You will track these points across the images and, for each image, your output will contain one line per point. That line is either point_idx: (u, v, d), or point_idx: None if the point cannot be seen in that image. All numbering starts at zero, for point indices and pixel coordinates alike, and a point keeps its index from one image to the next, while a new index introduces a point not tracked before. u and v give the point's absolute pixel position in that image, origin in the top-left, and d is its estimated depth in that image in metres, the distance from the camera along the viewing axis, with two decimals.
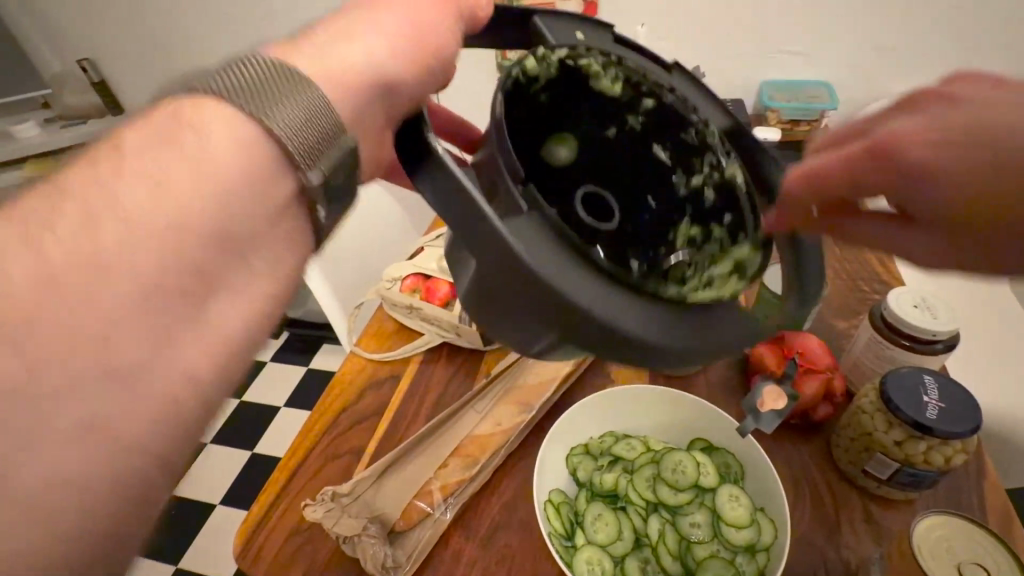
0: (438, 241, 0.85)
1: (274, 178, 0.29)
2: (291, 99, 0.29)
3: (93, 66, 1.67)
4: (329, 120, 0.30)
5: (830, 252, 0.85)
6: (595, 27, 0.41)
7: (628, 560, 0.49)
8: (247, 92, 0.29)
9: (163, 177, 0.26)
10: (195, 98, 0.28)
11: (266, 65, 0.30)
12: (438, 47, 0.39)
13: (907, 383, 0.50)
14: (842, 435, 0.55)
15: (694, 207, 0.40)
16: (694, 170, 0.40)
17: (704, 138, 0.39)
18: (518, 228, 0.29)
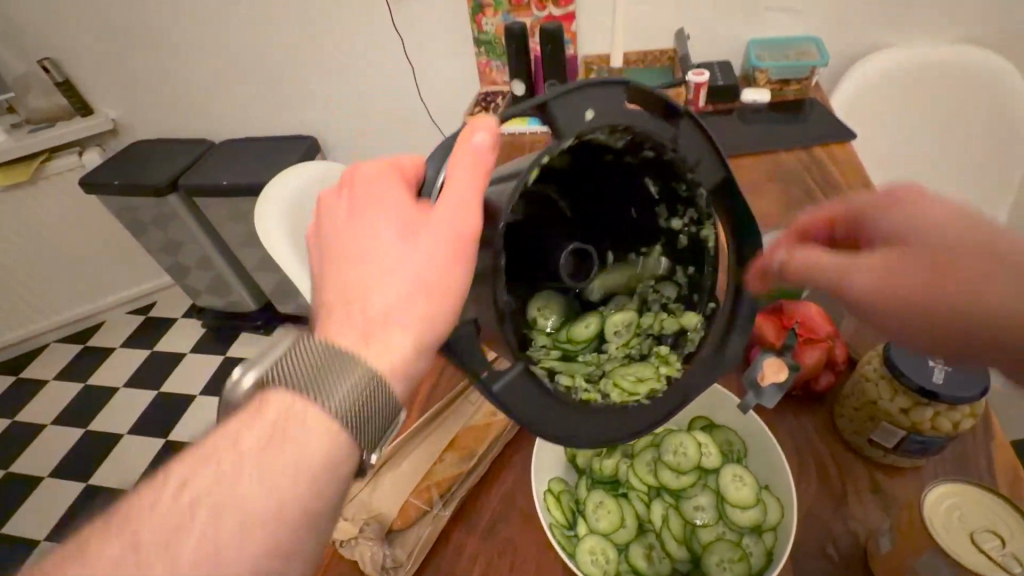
0: None
1: (346, 456, 0.38)
2: (348, 385, 0.37)
3: (55, 66, 1.60)
4: (381, 396, 0.38)
5: None
6: (611, 86, 0.35)
7: (632, 547, 0.47)
8: (307, 383, 0.37)
9: (267, 477, 0.35)
10: (277, 396, 0.37)
11: (325, 356, 0.38)
12: (461, 233, 0.38)
13: (911, 348, 0.48)
14: (845, 405, 0.54)
15: (672, 249, 0.44)
16: (676, 214, 0.42)
17: (693, 195, 0.40)
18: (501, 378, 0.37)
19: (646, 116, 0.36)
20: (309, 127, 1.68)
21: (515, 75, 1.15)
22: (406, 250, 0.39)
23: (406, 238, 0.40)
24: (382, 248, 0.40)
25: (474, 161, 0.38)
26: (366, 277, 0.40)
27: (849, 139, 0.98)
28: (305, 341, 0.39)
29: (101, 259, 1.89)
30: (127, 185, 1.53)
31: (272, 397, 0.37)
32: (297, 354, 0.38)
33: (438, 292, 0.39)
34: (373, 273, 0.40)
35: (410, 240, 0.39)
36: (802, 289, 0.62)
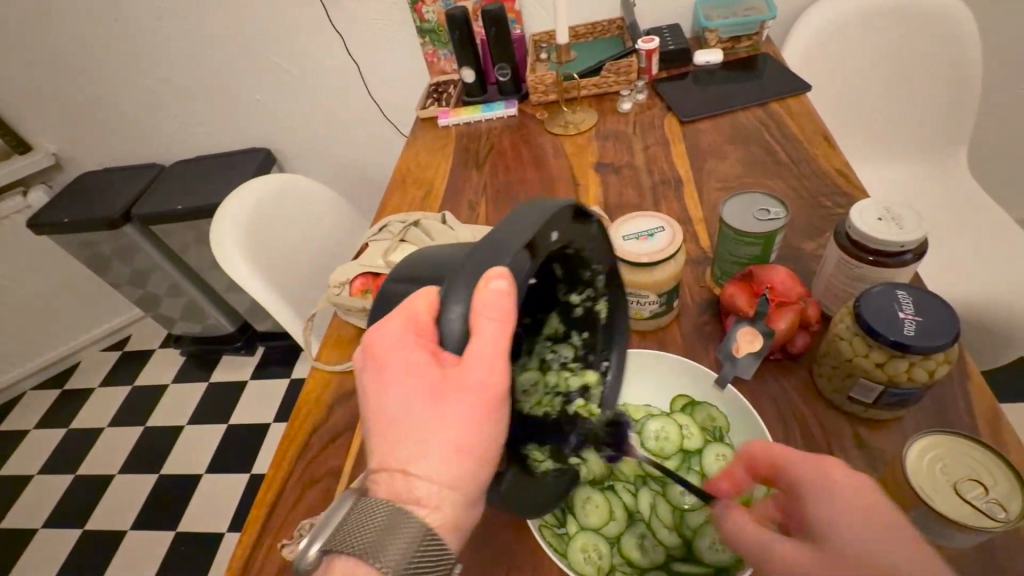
0: (382, 235, 0.78)
1: None
2: (399, 542, 0.36)
3: None
4: (434, 547, 0.37)
5: (787, 172, 0.82)
6: (561, 211, 0.38)
7: (625, 539, 0.46)
8: (364, 543, 0.36)
9: None
10: (344, 560, 0.36)
11: (390, 517, 0.36)
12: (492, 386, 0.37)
13: (880, 302, 0.47)
14: (823, 365, 0.54)
15: (561, 317, 0.46)
16: (576, 289, 0.45)
17: (592, 277, 0.44)
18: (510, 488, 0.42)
19: (580, 230, 0.40)
20: (261, 138, 1.62)
21: (462, 63, 1.12)
22: (442, 408, 0.37)
23: (436, 397, 0.37)
24: (416, 414, 0.38)
25: (500, 315, 0.33)
26: (410, 444, 0.38)
27: (804, 90, 0.96)
28: (359, 500, 0.38)
29: (65, 299, 1.83)
30: (79, 221, 1.47)
31: (340, 562, 0.37)
32: (353, 515, 0.37)
33: (482, 431, 0.38)
34: (407, 430, 0.38)
35: (443, 398, 0.37)
36: (769, 253, 0.61)
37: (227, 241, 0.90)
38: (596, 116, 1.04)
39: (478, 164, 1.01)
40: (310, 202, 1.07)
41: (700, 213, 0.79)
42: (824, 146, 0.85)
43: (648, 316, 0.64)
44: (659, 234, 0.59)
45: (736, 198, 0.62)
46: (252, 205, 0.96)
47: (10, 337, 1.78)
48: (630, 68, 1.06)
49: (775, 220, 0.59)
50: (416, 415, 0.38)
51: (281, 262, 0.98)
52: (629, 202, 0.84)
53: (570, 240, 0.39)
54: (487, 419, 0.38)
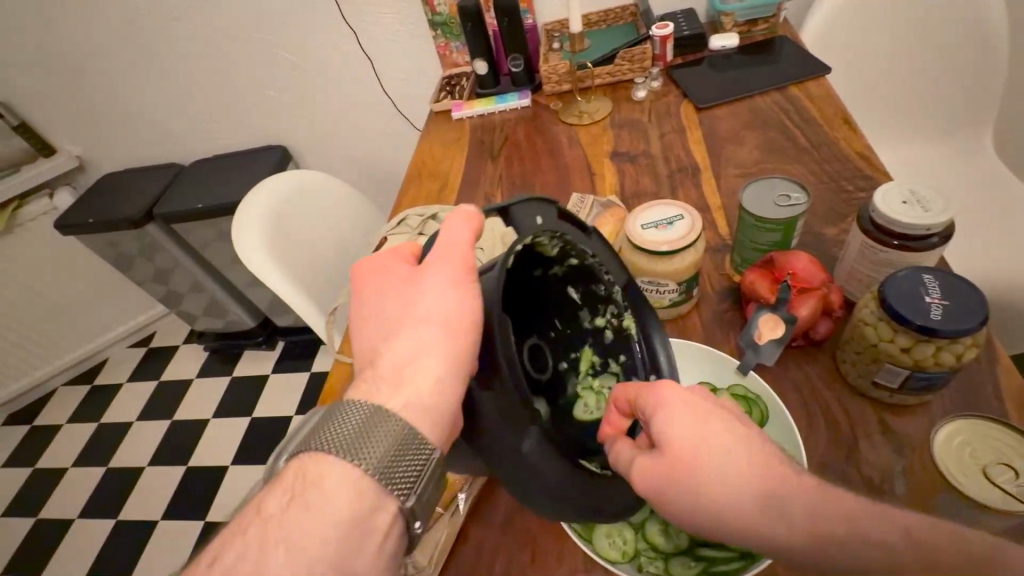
0: (401, 228, 0.79)
1: (379, 507, 0.39)
2: (378, 441, 0.39)
3: (9, 111, 1.58)
4: (412, 444, 0.39)
5: (806, 157, 0.81)
6: (541, 203, 0.43)
7: (649, 525, 0.46)
8: (348, 447, 0.39)
9: (300, 537, 0.37)
10: (312, 459, 0.39)
11: (370, 416, 0.40)
12: (461, 277, 0.43)
13: (906, 286, 0.47)
14: (847, 350, 0.53)
15: (593, 345, 0.48)
16: (598, 313, 0.48)
17: (609, 294, 0.47)
18: (535, 467, 0.37)
19: (576, 232, 0.44)
20: (277, 135, 1.64)
21: (475, 55, 1.12)
22: (412, 309, 0.44)
23: (413, 291, 0.45)
24: (397, 307, 0.45)
25: (467, 225, 0.46)
26: (389, 336, 0.45)
27: (823, 72, 0.95)
28: (343, 406, 0.41)
29: (91, 297, 1.88)
30: (103, 221, 1.51)
31: (311, 463, 0.39)
32: (336, 420, 0.40)
33: (458, 314, 0.40)
34: (392, 333, 0.45)
35: (415, 292, 0.45)
36: (790, 239, 0.60)
37: (250, 236, 0.91)
38: (610, 105, 1.03)
39: (492, 156, 1.02)
40: (328, 199, 1.09)
41: (719, 200, 0.79)
42: (845, 128, 0.83)
43: (667, 305, 0.63)
44: (679, 222, 0.59)
45: (756, 184, 0.62)
46: (268, 204, 0.97)
47: (41, 334, 1.83)
48: (644, 55, 1.04)
49: (796, 206, 0.59)
50: (393, 312, 0.45)
51: (301, 258, 0.99)
52: (646, 190, 0.84)
53: (572, 243, 0.44)
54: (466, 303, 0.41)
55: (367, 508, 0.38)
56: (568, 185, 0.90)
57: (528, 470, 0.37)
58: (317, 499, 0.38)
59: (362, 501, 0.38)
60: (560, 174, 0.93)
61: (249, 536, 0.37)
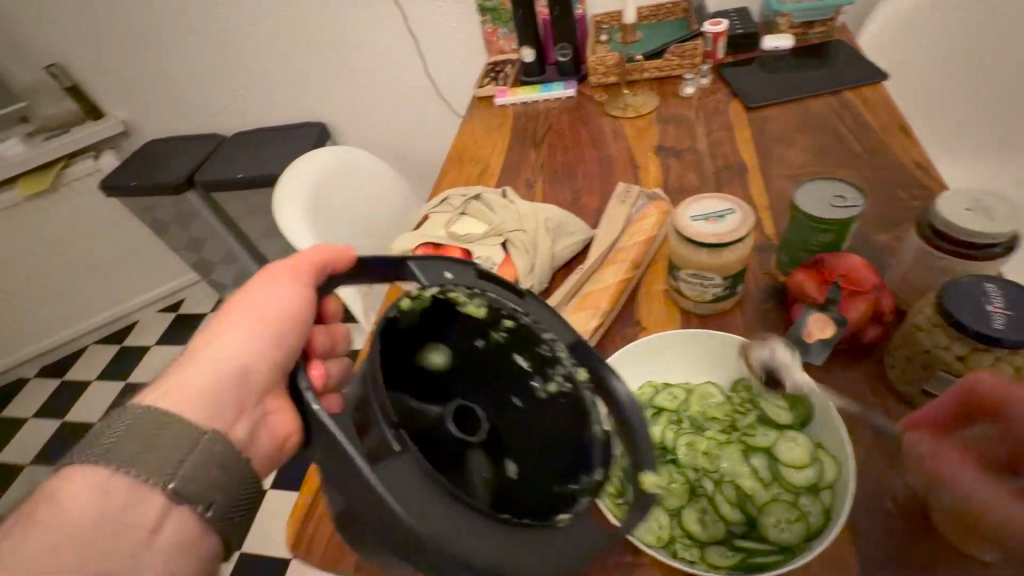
0: (444, 206, 0.79)
1: (140, 498, 0.38)
2: (145, 443, 0.39)
3: (62, 71, 1.63)
4: (172, 437, 0.40)
5: (860, 162, 0.79)
6: (462, 267, 0.45)
7: (685, 512, 0.46)
8: (120, 451, 0.38)
9: (40, 557, 0.35)
10: (76, 471, 0.38)
11: (145, 415, 0.40)
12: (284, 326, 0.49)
13: (968, 293, 0.46)
14: (897, 356, 0.53)
15: (540, 416, 0.44)
16: (549, 378, 0.44)
17: (554, 354, 0.43)
18: (388, 468, 0.34)
19: (498, 292, 0.44)
20: (318, 113, 1.66)
21: (523, 41, 1.12)
22: (229, 336, 0.48)
23: (236, 321, 0.49)
24: (223, 337, 0.48)
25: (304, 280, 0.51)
26: (200, 363, 0.46)
27: (880, 79, 0.93)
28: (126, 410, 0.41)
29: (127, 260, 1.93)
30: (146, 185, 1.54)
31: (76, 473, 0.38)
32: (111, 428, 0.40)
33: (257, 366, 0.48)
34: (208, 354, 0.47)
35: (238, 320, 0.49)
36: (843, 240, 0.59)
37: (294, 206, 0.93)
38: (657, 100, 1.02)
39: (535, 143, 1.02)
40: (369, 178, 1.11)
41: (767, 200, 0.78)
42: (901, 136, 0.81)
43: (710, 300, 0.63)
44: (730, 216, 0.58)
45: (809, 184, 0.61)
46: (307, 182, 0.98)
47: (77, 292, 1.89)
48: (695, 51, 1.03)
49: (852, 207, 0.58)
50: (214, 344, 0.48)
51: (341, 234, 1.00)
52: (690, 186, 0.83)
53: (495, 305, 0.43)
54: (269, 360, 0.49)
55: (130, 499, 0.38)
56: (611, 177, 0.90)
57: (381, 479, 0.33)
58: (62, 504, 0.37)
59: (120, 496, 0.38)
60: (603, 165, 0.92)
61: (10, 541, 0.36)
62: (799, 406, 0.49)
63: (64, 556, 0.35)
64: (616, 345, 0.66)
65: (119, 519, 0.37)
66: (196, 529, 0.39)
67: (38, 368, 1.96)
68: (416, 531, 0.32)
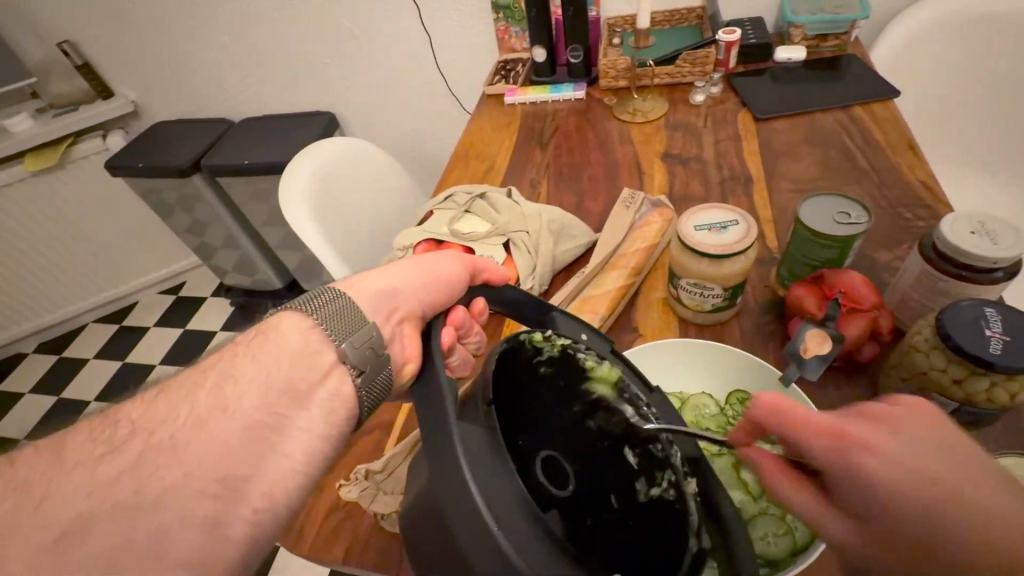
0: (448, 203, 0.79)
1: (320, 353, 0.41)
2: (340, 312, 0.42)
3: (74, 49, 1.62)
4: (351, 312, 0.43)
5: (866, 178, 0.79)
6: (597, 337, 0.46)
7: None
8: (323, 317, 0.42)
9: (238, 375, 0.40)
10: (286, 315, 0.43)
11: (346, 304, 0.43)
12: (446, 289, 0.47)
13: (966, 316, 0.46)
14: (892, 376, 0.53)
15: (636, 514, 0.37)
16: (654, 483, 0.39)
17: (666, 457, 0.40)
18: (470, 443, 0.32)
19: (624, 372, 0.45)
20: (327, 102, 1.66)
21: (535, 40, 1.12)
22: (393, 268, 0.46)
23: (409, 261, 0.47)
24: (393, 269, 0.46)
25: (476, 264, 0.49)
26: (366, 279, 0.45)
27: (890, 96, 0.92)
28: (329, 292, 0.44)
29: (130, 240, 1.93)
30: (152, 167, 1.54)
31: (287, 318, 0.42)
32: (318, 301, 0.43)
33: (411, 300, 0.44)
34: (372, 278, 0.45)
35: (407, 260, 0.47)
36: (845, 257, 0.59)
37: (298, 194, 0.94)
38: (666, 106, 1.02)
39: (542, 143, 1.02)
40: (376, 170, 1.11)
41: (771, 212, 0.77)
42: (908, 154, 0.81)
43: (708, 310, 0.63)
44: (733, 227, 0.58)
45: (816, 199, 0.61)
46: (312, 172, 0.98)
47: (78, 270, 1.90)
48: (707, 59, 1.03)
49: (856, 225, 0.58)
50: (382, 275, 0.45)
51: (345, 225, 1.01)
52: (695, 194, 0.83)
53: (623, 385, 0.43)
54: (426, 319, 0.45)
55: (313, 350, 0.41)
56: (616, 181, 0.89)
57: (464, 449, 0.31)
58: (274, 342, 0.41)
59: (304, 348, 0.41)
60: (609, 169, 0.92)
61: (219, 364, 0.41)
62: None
63: (244, 385, 0.39)
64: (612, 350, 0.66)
65: (289, 369, 0.40)
66: (349, 397, 0.41)
67: (38, 343, 1.97)
68: (514, 560, 0.29)
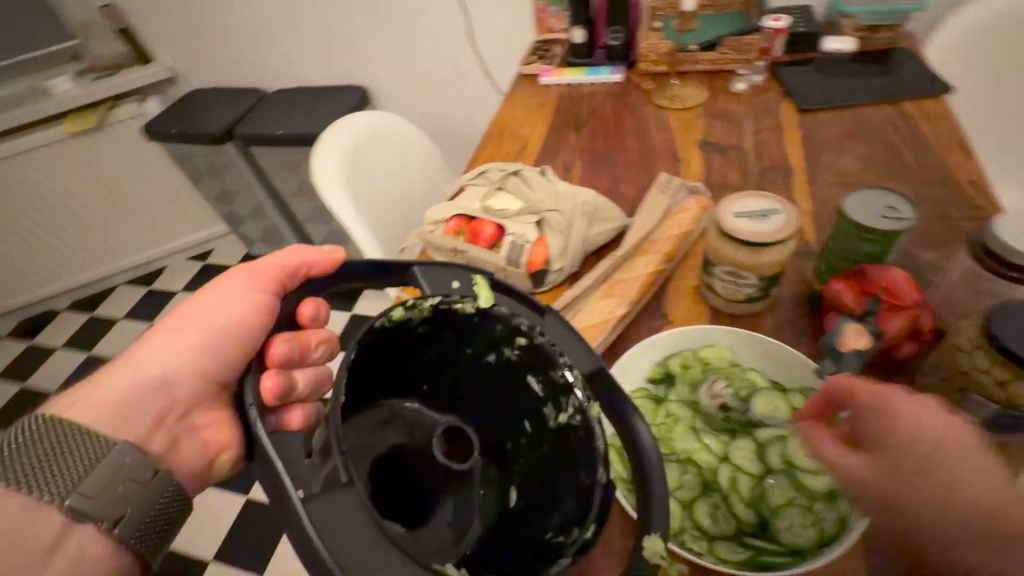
0: (481, 179, 0.79)
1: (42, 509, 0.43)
2: (55, 468, 0.43)
3: (115, 14, 1.67)
4: (77, 461, 0.44)
5: (912, 175, 0.77)
6: (471, 277, 0.44)
7: (697, 505, 0.46)
8: (38, 477, 0.42)
9: None
10: None
11: (121, 395, 0.53)
12: (237, 336, 0.59)
13: (1019, 319, 0.44)
14: (930, 376, 0.52)
15: (557, 442, 0.44)
16: (561, 409, 0.42)
17: (566, 383, 0.41)
18: (329, 514, 0.32)
19: (508, 302, 0.43)
20: (360, 77, 1.66)
21: (574, 21, 1.10)
22: (175, 341, 0.58)
23: (185, 333, 0.58)
24: (177, 344, 0.58)
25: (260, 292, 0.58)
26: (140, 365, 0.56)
27: (943, 92, 0.89)
28: (48, 423, 0.45)
29: (161, 204, 1.97)
30: (186, 133, 1.57)
31: None
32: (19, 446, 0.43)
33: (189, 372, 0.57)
34: (158, 358, 0.57)
35: (180, 332, 0.58)
36: (888, 253, 0.58)
37: (332, 163, 0.95)
38: (705, 94, 0.99)
39: (576, 126, 1.00)
40: (408, 144, 1.11)
41: (809, 205, 0.76)
42: (959, 153, 0.78)
43: (742, 300, 0.62)
44: (774, 217, 0.56)
45: (861, 192, 0.59)
46: (344, 145, 0.98)
47: (111, 232, 1.95)
48: (752, 46, 1.01)
49: (902, 220, 0.56)
50: (175, 353, 0.57)
51: (375, 199, 1.01)
52: (732, 183, 0.82)
53: (508, 313, 0.42)
54: (206, 377, 0.59)
55: (28, 515, 0.42)
56: (651, 167, 0.88)
57: (314, 515, 0.31)
58: None
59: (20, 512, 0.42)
60: (644, 155, 0.91)
61: None
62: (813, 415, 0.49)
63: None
64: (641, 335, 0.65)
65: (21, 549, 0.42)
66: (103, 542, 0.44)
67: (72, 300, 2.03)
68: None
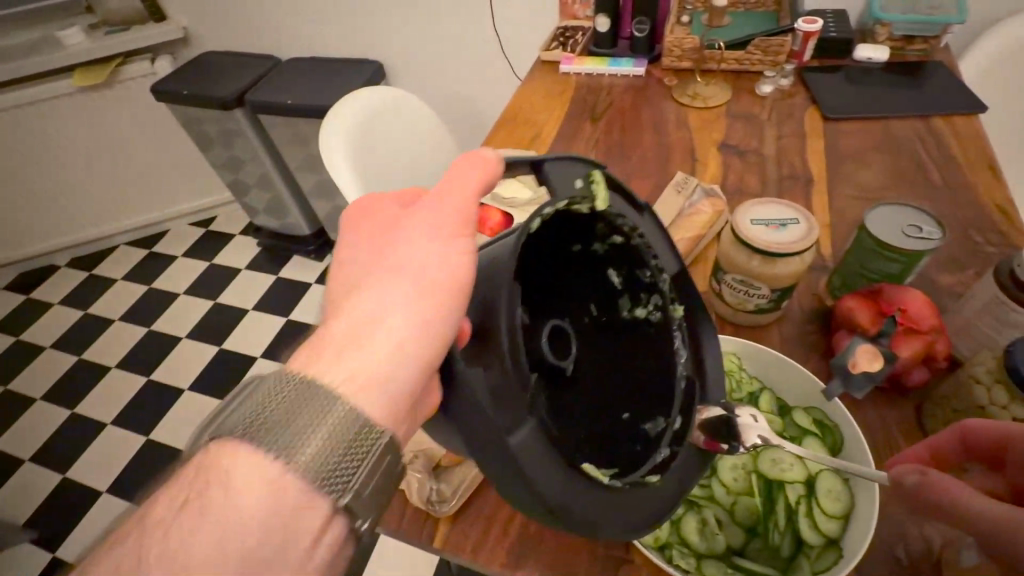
0: None
1: None
2: None
3: None
4: None
5: (939, 194, 0.74)
6: (580, 162, 0.39)
7: (686, 519, 0.45)
8: None
9: None
10: None
11: None
12: None
13: None
14: (941, 405, 0.50)
15: (624, 337, 0.43)
16: (640, 303, 0.43)
17: (655, 281, 0.42)
18: (535, 452, 0.32)
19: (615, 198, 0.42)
20: (377, 52, 1.63)
21: (599, 9, 1.07)
22: None
23: None
24: None
25: None
26: None
27: (975, 110, 0.86)
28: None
29: (164, 164, 1.93)
30: (198, 95, 1.53)
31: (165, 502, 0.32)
32: None
33: None
34: None
35: None
36: (907, 274, 0.55)
37: (336, 136, 0.92)
38: (728, 94, 0.96)
39: (593, 117, 0.97)
40: (416, 123, 1.08)
41: (828, 218, 0.73)
42: (987, 174, 0.76)
43: (750, 310, 0.60)
44: (792, 226, 0.54)
45: (884, 208, 0.57)
46: (352, 120, 0.95)
47: (114, 191, 1.92)
48: (780, 48, 0.97)
49: (927, 240, 0.53)
50: None
51: (380, 178, 0.98)
52: (750, 189, 0.79)
53: (616, 212, 0.40)
54: None
55: None
56: (668, 165, 0.86)
57: (537, 466, 0.32)
58: None
59: None
60: (662, 151, 0.88)
61: None
62: (801, 446, 0.47)
63: None
64: None
65: None
66: None
67: (70, 257, 2.01)
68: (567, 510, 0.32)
